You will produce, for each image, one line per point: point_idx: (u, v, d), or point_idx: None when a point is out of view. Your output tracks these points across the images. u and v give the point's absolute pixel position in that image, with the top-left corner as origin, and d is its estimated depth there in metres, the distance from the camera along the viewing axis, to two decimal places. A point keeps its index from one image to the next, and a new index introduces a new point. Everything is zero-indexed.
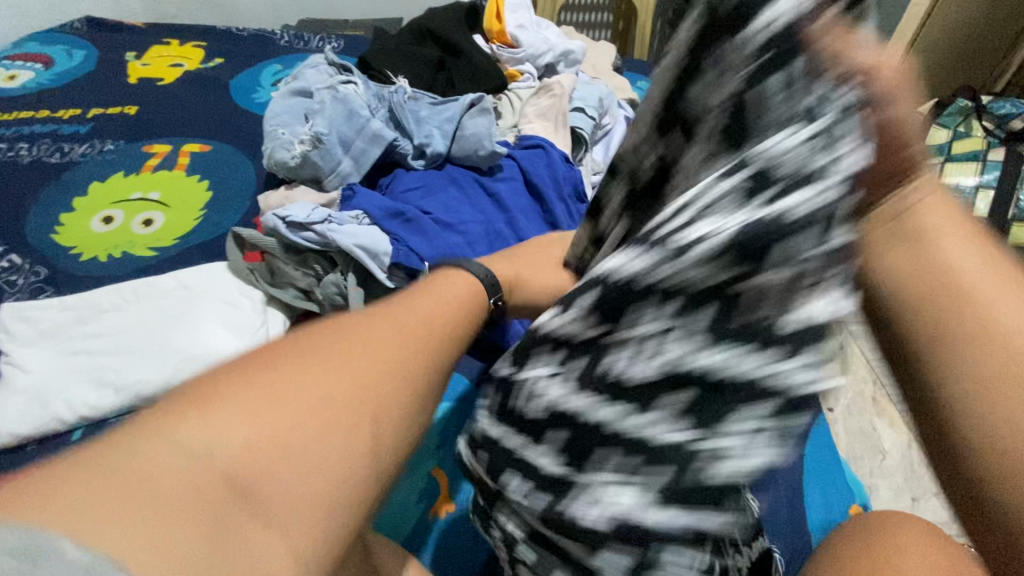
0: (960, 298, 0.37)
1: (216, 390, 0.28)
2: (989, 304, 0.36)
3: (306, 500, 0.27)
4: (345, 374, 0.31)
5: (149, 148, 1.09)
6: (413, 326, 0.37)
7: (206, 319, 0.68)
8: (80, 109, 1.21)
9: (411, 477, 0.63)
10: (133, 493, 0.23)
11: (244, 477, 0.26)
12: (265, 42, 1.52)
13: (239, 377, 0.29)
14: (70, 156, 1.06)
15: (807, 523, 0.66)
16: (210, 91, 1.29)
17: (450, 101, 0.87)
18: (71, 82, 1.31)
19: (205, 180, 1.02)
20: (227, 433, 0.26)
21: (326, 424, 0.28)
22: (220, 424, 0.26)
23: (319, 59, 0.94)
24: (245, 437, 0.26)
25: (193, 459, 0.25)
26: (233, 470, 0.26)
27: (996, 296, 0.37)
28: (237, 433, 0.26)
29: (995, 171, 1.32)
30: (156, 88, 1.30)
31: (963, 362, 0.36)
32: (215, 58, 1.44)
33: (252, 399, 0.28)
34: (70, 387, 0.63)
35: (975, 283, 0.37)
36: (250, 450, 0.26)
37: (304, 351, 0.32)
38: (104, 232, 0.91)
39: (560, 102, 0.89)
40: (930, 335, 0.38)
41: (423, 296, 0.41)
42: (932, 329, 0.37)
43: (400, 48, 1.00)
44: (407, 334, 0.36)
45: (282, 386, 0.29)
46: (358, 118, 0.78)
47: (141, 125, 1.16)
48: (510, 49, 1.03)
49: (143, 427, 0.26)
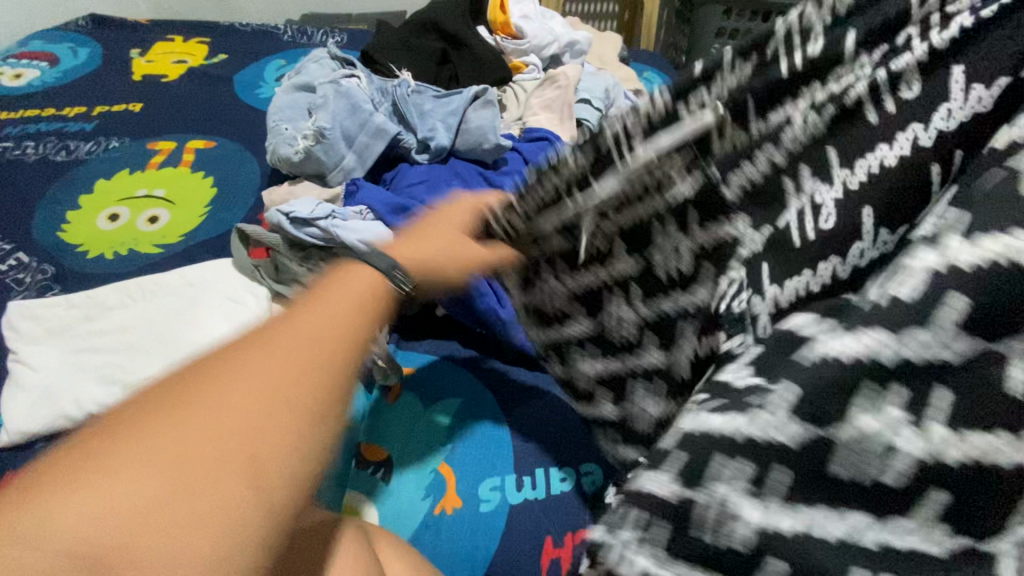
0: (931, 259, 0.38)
1: (87, 457, 0.27)
2: None
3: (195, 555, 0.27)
4: (232, 420, 0.30)
5: (154, 145, 1.09)
6: (309, 348, 0.34)
7: (212, 315, 0.68)
8: (85, 107, 1.22)
9: (416, 473, 0.63)
10: None
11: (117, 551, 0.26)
12: (269, 38, 1.51)
13: (111, 434, 0.28)
14: (76, 153, 1.07)
15: None
16: (214, 87, 1.29)
17: (454, 94, 0.86)
18: (76, 80, 1.31)
19: (209, 176, 1.01)
20: (100, 509, 0.26)
21: (204, 480, 0.28)
22: (85, 503, 0.26)
23: (322, 53, 0.94)
24: (125, 507, 0.26)
25: (63, 544, 0.25)
26: (108, 546, 0.26)
27: None
28: (114, 506, 0.26)
29: None
30: (161, 85, 1.30)
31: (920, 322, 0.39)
32: (218, 54, 1.44)
33: (122, 464, 0.27)
34: (77, 384, 0.63)
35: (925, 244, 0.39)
36: (128, 522, 0.26)
37: (186, 395, 0.30)
38: (109, 230, 0.91)
39: (566, 94, 0.88)
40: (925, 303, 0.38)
41: (323, 306, 0.37)
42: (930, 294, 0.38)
43: (403, 41, 0.99)
44: (299, 352, 0.34)
45: (155, 445, 0.28)
46: (362, 112, 0.77)
47: (145, 121, 1.16)
48: (514, 40, 1.02)
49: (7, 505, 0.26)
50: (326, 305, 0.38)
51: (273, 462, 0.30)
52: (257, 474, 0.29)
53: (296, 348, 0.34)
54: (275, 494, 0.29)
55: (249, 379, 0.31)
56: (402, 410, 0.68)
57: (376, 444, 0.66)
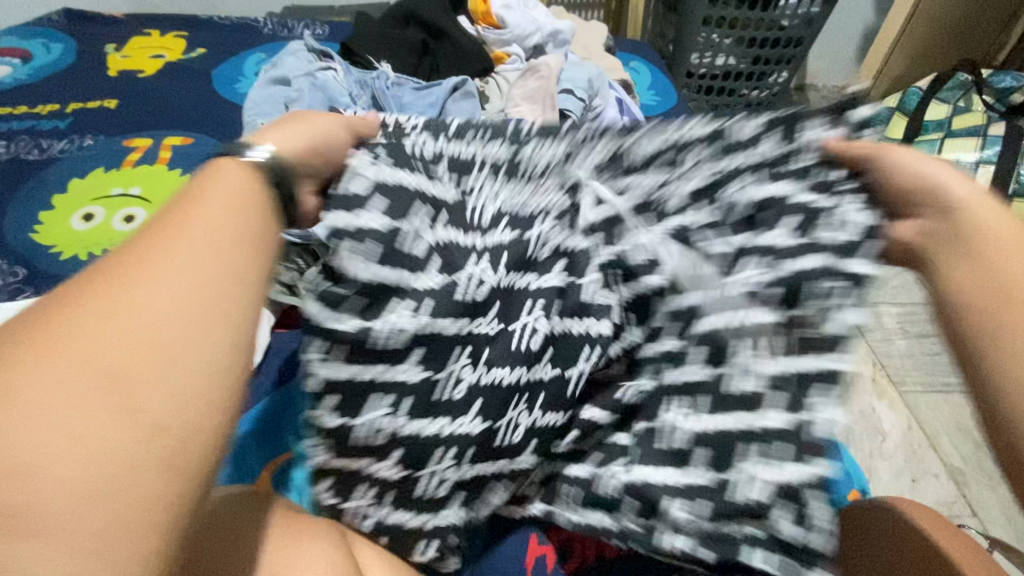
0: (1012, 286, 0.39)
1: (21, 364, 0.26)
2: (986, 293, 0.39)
3: (146, 447, 0.27)
4: (99, 351, 0.27)
5: (130, 142, 1.06)
6: (196, 273, 0.32)
7: None
8: (59, 104, 1.18)
9: None
10: (130, 489, 0.26)
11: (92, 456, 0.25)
12: (249, 30, 1.48)
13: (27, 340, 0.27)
14: (49, 152, 1.04)
15: None
16: (192, 82, 1.26)
17: (434, 86, 0.83)
18: (50, 77, 1.28)
19: (186, 174, 0.99)
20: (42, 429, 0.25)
21: (146, 385, 0.28)
22: (47, 435, 0.25)
23: (298, 45, 0.91)
24: (91, 424, 0.26)
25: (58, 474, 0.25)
26: (89, 452, 0.25)
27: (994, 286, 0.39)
28: (62, 425, 0.25)
29: (996, 146, 1.32)
30: (137, 80, 1.27)
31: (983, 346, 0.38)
32: (197, 48, 1.40)
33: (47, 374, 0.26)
34: None
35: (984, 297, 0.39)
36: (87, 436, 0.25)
37: (74, 303, 0.29)
38: (83, 230, 0.89)
39: (548, 85, 0.86)
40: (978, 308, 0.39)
41: (199, 222, 0.34)
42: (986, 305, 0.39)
43: (383, 32, 0.97)
44: (198, 256, 0.33)
45: (72, 354, 0.27)
46: (338, 105, 0.75)
47: (121, 118, 1.13)
48: (496, 30, 1.00)
49: None
50: (195, 211, 0.35)
51: (145, 393, 0.27)
52: (139, 408, 0.27)
53: (152, 278, 0.31)
54: (173, 421, 0.28)
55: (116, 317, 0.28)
56: None
57: None
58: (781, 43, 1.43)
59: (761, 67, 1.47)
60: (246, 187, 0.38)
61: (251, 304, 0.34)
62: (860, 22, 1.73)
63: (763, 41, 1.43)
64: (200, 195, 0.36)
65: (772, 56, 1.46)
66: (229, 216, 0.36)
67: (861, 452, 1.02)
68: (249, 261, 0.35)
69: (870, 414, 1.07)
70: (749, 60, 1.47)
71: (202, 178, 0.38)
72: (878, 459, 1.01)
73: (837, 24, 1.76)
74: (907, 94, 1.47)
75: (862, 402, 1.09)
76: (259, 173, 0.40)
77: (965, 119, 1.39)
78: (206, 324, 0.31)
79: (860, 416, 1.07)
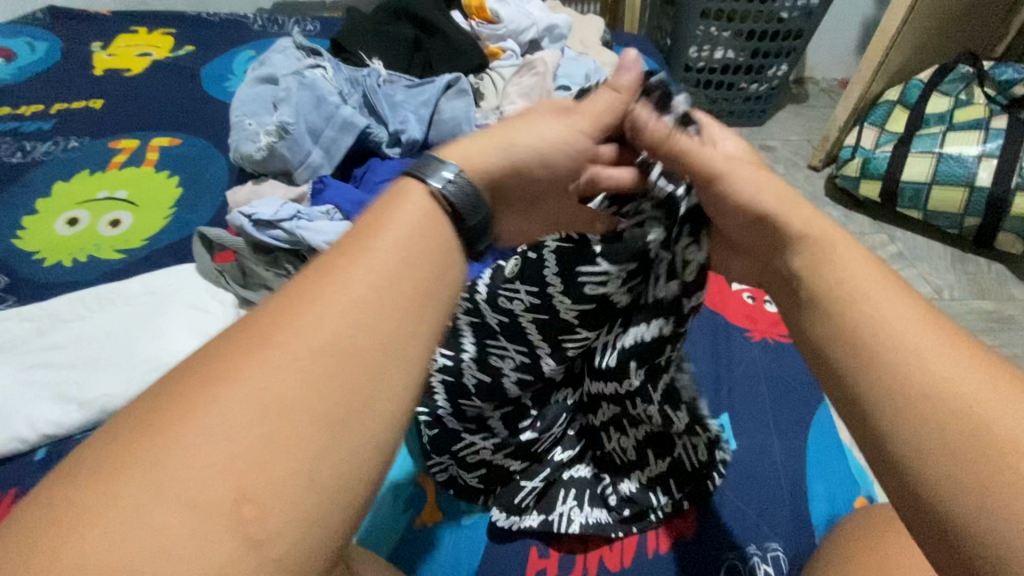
0: (871, 323, 0.32)
1: (222, 373, 0.27)
2: (876, 308, 0.32)
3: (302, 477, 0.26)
4: (274, 405, 0.26)
5: (116, 144, 1.04)
6: (372, 310, 0.30)
7: (176, 326, 0.65)
8: (43, 105, 1.15)
9: (394, 487, 0.61)
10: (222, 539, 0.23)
11: (257, 464, 0.25)
12: (237, 27, 1.45)
13: (224, 354, 0.28)
14: (32, 155, 1.01)
15: (808, 517, 0.62)
16: (179, 80, 1.23)
17: (427, 84, 0.80)
18: (33, 76, 1.25)
19: (175, 177, 0.97)
20: (221, 433, 0.25)
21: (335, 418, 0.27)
22: (218, 438, 0.25)
23: (287, 42, 0.89)
24: (245, 440, 0.25)
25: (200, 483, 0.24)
26: (254, 465, 0.25)
27: (892, 306, 0.32)
28: (235, 432, 0.25)
29: (998, 139, 1.31)
30: (122, 80, 1.23)
31: (866, 394, 0.30)
32: (184, 45, 1.37)
33: (233, 392, 0.26)
34: (31, 404, 0.59)
35: (904, 332, 0.31)
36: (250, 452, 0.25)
37: (285, 324, 0.29)
38: (68, 235, 0.86)
39: (545, 81, 0.83)
40: (850, 365, 0.31)
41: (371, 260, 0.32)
42: (852, 359, 0.31)
43: (373, 28, 0.94)
44: (381, 289, 0.31)
45: (272, 375, 0.27)
46: (328, 104, 0.72)
47: (107, 119, 1.11)
48: (490, 25, 0.97)
49: (154, 406, 0.26)
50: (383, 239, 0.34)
51: (290, 459, 0.25)
52: (265, 496, 0.24)
53: (323, 324, 0.29)
54: (341, 458, 0.27)
55: (293, 364, 0.27)
56: None
57: None
58: (781, 36, 1.41)
59: (761, 61, 1.45)
60: (424, 221, 0.35)
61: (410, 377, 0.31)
62: (859, 15, 1.70)
63: (763, 34, 1.41)
64: (388, 220, 0.35)
65: (772, 49, 1.44)
66: (403, 259, 0.33)
67: None
68: (420, 310, 0.32)
69: None
70: (748, 54, 1.45)
71: (384, 205, 0.36)
72: None
73: (836, 17, 1.74)
74: (908, 86, 1.45)
75: None
76: (446, 199, 0.37)
77: (967, 112, 1.37)
78: (375, 379, 0.29)
79: None
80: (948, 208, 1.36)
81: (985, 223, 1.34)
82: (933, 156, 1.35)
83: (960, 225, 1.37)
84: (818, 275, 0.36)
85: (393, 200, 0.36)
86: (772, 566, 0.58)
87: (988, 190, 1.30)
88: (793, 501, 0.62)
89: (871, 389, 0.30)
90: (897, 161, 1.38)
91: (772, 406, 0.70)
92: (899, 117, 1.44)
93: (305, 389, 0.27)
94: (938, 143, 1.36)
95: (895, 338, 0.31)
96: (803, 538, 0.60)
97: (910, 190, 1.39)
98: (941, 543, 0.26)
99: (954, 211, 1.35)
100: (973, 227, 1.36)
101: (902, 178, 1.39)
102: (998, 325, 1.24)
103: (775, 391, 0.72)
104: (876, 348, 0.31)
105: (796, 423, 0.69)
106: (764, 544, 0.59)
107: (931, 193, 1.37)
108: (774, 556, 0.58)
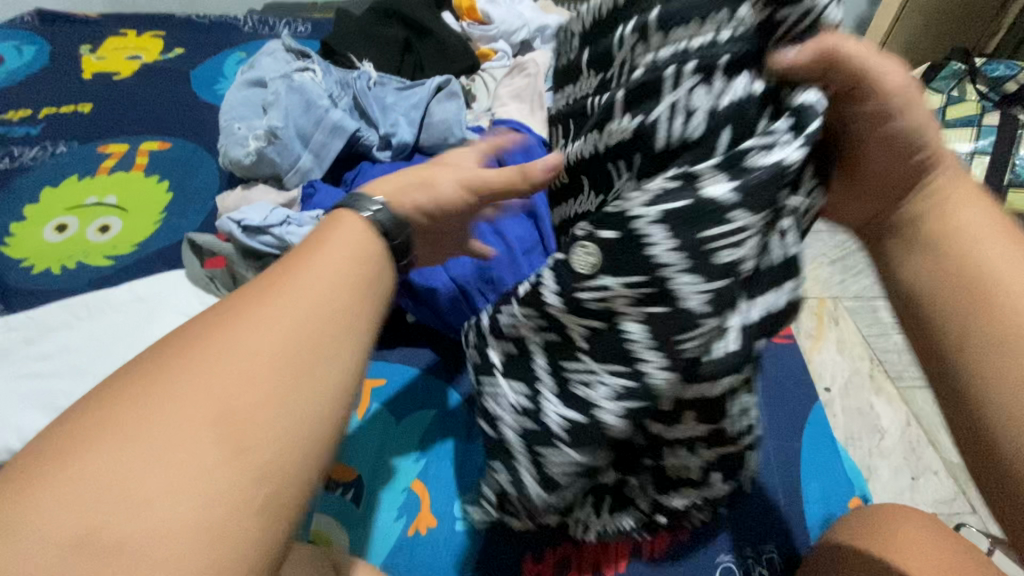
0: (985, 281, 0.37)
1: (161, 378, 0.28)
2: (985, 259, 0.38)
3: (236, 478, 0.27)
4: (201, 405, 0.28)
5: (105, 148, 1.03)
6: (301, 322, 0.32)
7: (164, 334, 0.64)
8: (31, 109, 1.14)
9: (387, 495, 0.59)
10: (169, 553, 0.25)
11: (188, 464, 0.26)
12: (228, 29, 1.44)
13: (174, 355, 0.30)
14: (20, 160, 1.00)
15: (803, 516, 0.62)
16: (169, 84, 1.22)
17: (418, 86, 0.80)
18: (21, 81, 1.23)
19: (164, 181, 0.96)
20: (147, 440, 0.26)
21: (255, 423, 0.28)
22: (147, 443, 0.26)
23: (277, 44, 0.88)
24: (179, 445, 0.27)
25: (135, 484, 0.26)
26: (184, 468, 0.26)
27: (993, 245, 0.39)
28: (169, 435, 0.27)
29: (990, 137, 1.31)
30: (112, 83, 1.22)
31: (949, 325, 0.38)
32: (175, 48, 1.36)
33: (187, 389, 0.28)
34: (17, 415, 0.59)
35: (1010, 277, 0.37)
36: (180, 460, 0.26)
37: (220, 330, 0.31)
38: (57, 242, 0.85)
39: (536, 82, 0.82)
40: (962, 310, 0.37)
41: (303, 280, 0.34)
42: (958, 296, 0.38)
43: (364, 30, 0.94)
44: (316, 304, 0.33)
45: (204, 382, 0.28)
46: (317, 108, 0.71)
47: (95, 123, 1.10)
48: (481, 26, 0.97)
49: (89, 418, 0.27)
50: (321, 254, 0.35)
51: (260, 432, 0.28)
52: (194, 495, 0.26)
53: (254, 335, 0.31)
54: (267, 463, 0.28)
55: (229, 366, 0.29)
56: (375, 423, 0.64)
57: (345, 459, 0.61)
58: None
59: None
60: (356, 244, 0.37)
61: (347, 372, 0.33)
62: (853, 13, 1.71)
63: None
64: (330, 240, 0.36)
65: None
66: (340, 279, 0.35)
67: (860, 450, 1.00)
68: (354, 318, 0.34)
69: (868, 411, 1.06)
70: None
71: (320, 232, 0.38)
72: (878, 458, 0.99)
73: None
74: None
75: (860, 400, 1.08)
76: (380, 224, 0.39)
77: (960, 109, 1.37)
78: (314, 376, 0.31)
79: (858, 414, 1.06)
80: None
81: None
82: None
83: None
84: (939, 212, 0.42)
85: (324, 229, 0.38)
86: (766, 568, 0.58)
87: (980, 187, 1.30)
88: (790, 500, 0.63)
89: (949, 315, 0.38)
90: None
91: (766, 408, 0.70)
92: None
93: (249, 385, 0.29)
94: None
95: (1000, 285, 0.37)
96: (800, 540, 0.60)
97: None
98: (974, 444, 0.35)
99: None
100: None
101: None
102: None
103: (769, 393, 0.72)
104: (974, 280, 0.38)
105: (791, 424, 0.69)
106: (760, 547, 0.59)
107: None
108: (769, 558, 0.59)
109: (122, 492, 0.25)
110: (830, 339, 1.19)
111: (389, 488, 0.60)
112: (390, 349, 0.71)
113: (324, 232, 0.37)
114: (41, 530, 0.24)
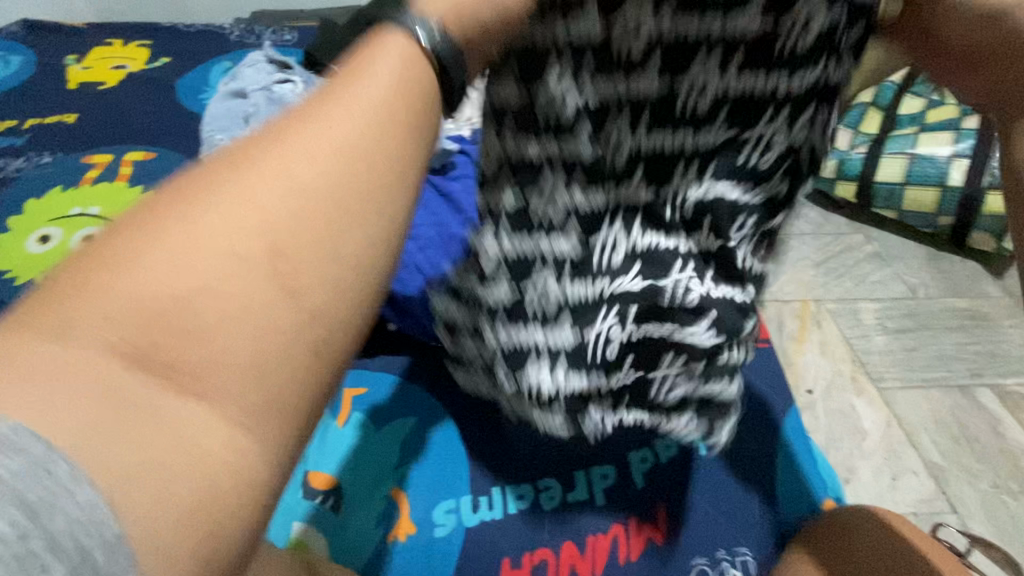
0: None
1: (168, 223, 0.23)
2: None
3: (258, 355, 0.23)
4: (220, 253, 0.23)
5: (90, 159, 1.03)
6: (341, 163, 0.25)
7: None
8: (16, 120, 1.14)
9: (366, 503, 0.60)
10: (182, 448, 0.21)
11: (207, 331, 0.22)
12: (215, 38, 1.45)
13: (182, 196, 0.24)
14: (4, 171, 1.00)
15: (778, 521, 0.63)
16: (155, 94, 1.23)
17: None
18: (7, 91, 1.24)
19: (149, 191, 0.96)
20: (156, 287, 0.22)
21: (294, 277, 0.23)
22: (162, 281, 0.22)
23: (259, 55, 0.89)
24: (194, 302, 0.22)
25: (146, 350, 0.22)
26: (200, 342, 0.22)
27: None
28: (184, 282, 0.22)
29: (970, 139, 1.36)
30: (98, 94, 1.23)
31: None
32: (161, 58, 1.37)
33: (204, 231, 0.23)
34: None
35: None
36: (200, 325, 0.22)
37: (238, 166, 0.24)
38: (41, 253, 0.86)
39: None
40: None
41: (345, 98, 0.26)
42: None
43: (347, 40, 0.94)
44: (356, 144, 0.25)
45: (222, 226, 0.23)
46: None
47: (81, 134, 1.10)
48: None
49: (85, 262, 0.22)
50: (359, 85, 0.27)
51: (308, 267, 0.24)
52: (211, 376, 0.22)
53: (291, 157, 0.25)
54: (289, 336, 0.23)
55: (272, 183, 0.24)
56: (354, 432, 0.64)
57: (324, 470, 0.61)
58: None
59: None
60: (403, 60, 0.28)
61: (404, 209, 0.26)
62: None
63: None
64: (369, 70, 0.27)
65: None
66: (388, 105, 0.27)
67: (841, 451, 1.02)
68: (402, 163, 0.26)
69: (850, 412, 1.07)
70: None
71: (360, 52, 0.28)
72: (858, 458, 1.01)
73: None
74: (881, 89, 1.48)
75: (842, 401, 1.09)
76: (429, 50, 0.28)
77: (941, 112, 1.42)
78: (373, 205, 0.25)
79: (840, 414, 1.07)
80: (921, 207, 1.39)
81: (959, 222, 1.36)
82: (906, 157, 1.38)
83: (935, 224, 1.40)
84: None
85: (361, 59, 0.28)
86: (739, 570, 0.60)
87: (960, 190, 1.34)
88: (765, 507, 0.64)
89: None
90: (871, 162, 1.41)
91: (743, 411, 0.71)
92: (871, 119, 1.46)
93: (295, 209, 0.24)
94: (912, 144, 1.39)
95: None
96: (773, 545, 0.62)
97: (884, 190, 1.41)
98: None
99: (928, 210, 1.38)
100: (947, 225, 1.38)
101: (876, 179, 1.41)
102: (973, 322, 1.26)
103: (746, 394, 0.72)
104: None
105: (768, 427, 0.69)
106: (734, 548, 0.61)
107: (905, 194, 1.39)
108: (743, 561, 0.60)
109: (165, 319, 0.22)
110: (814, 340, 1.20)
111: (368, 497, 0.60)
112: (369, 357, 0.72)
113: (367, 55, 0.28)
114: (86, 343, 0.21)
